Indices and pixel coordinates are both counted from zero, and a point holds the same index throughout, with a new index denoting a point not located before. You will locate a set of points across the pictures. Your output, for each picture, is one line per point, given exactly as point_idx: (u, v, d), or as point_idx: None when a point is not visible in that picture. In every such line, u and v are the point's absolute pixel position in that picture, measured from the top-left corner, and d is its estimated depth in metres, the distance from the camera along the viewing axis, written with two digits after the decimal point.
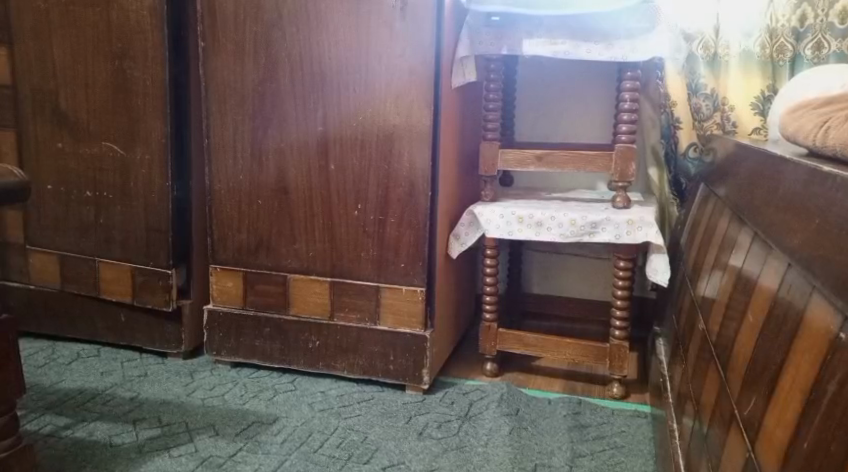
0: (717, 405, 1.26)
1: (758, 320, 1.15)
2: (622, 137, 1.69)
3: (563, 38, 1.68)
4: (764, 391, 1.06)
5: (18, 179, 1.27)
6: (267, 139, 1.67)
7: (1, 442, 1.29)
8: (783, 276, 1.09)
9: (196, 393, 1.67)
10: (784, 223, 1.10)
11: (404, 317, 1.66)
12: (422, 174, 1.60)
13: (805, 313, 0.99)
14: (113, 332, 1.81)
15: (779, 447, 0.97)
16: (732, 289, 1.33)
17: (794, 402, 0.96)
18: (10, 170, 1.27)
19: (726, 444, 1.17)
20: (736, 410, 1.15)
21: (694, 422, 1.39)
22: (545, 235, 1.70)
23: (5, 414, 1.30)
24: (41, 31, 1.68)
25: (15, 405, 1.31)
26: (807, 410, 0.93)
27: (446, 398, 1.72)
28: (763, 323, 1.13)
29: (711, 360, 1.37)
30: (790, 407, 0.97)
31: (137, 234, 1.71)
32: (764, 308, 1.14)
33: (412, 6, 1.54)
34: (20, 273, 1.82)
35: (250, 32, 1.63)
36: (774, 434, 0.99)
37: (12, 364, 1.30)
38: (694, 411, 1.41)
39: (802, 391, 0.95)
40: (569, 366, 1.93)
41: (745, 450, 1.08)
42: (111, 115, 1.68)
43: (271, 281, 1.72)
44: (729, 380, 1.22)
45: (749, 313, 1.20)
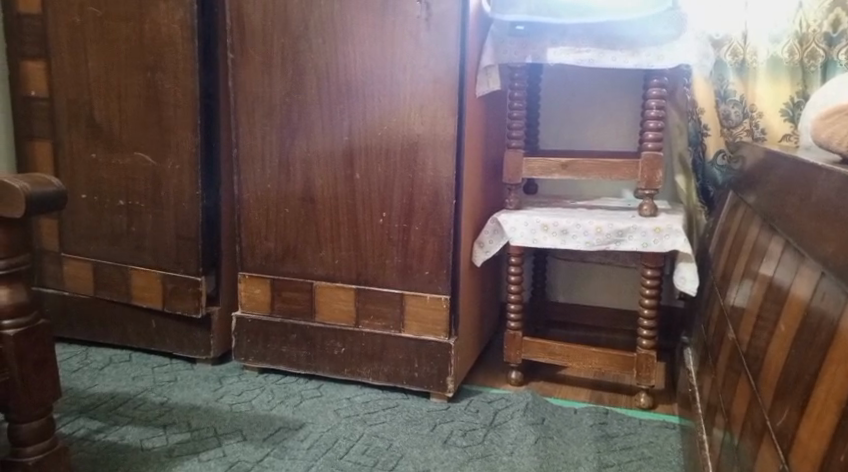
0: (749, 416, 1.25)
1: (790, 330, 1.14)
2: (648, 144, 1.68)
3: (588, 47, 1.68)
4: (797, 402, 1.04)
5: (56, 189, 1.31)
6: (295, 148, 1.69)
7: (38, 444, 1.34)
8: (815, 285, 1.08)
9: (224, 398, 1.69)
10: (816, 230, 1.09)
11: (428, 324, 1.67)
12: (446, 182, 1.61)
13: (839, 323, 0.97)
14: (144, 338, 1.84)
15: (814, 459, 0.95)
16: (763, 299, 1.31)
17: (830, 413, 0.95)
18: (49, 180, 1.32)
19: (758, 455, 1.15)
20: (769, 421, 1.13)
21: (724, 435, 1.37)
22: (570, 243, 1.70)
23: (43, 417, 1.34)
24: (78, 45, 1.73)
25: (50, 407, 1.36)
26: (844, 422, 0.91)
27: (470, 406, 1.72)
28: (796, 332, 1.11)
29: (741, 370, 1.35)
30: (826, 419, 0.95)
31: (167, 242, 1.75)
32: (796, 318, 1.12)
33: (437, 16, 1.56)
34: (55, 279, 1.87)
35: (278, 44, 1.66)
36: (809, 446, 0.97)
37: (49, 368, 1.35)
38: (724, 422, 1.39)
39: (837, 402, 0.94)
40: (595, 375, 1.92)
41: (778, 462, 1.06)
42: (143, 126, 1.72)
43: (298, 288, 1.74)
44: (760, 392, 1.20)
45: (781, 323, 1.18)
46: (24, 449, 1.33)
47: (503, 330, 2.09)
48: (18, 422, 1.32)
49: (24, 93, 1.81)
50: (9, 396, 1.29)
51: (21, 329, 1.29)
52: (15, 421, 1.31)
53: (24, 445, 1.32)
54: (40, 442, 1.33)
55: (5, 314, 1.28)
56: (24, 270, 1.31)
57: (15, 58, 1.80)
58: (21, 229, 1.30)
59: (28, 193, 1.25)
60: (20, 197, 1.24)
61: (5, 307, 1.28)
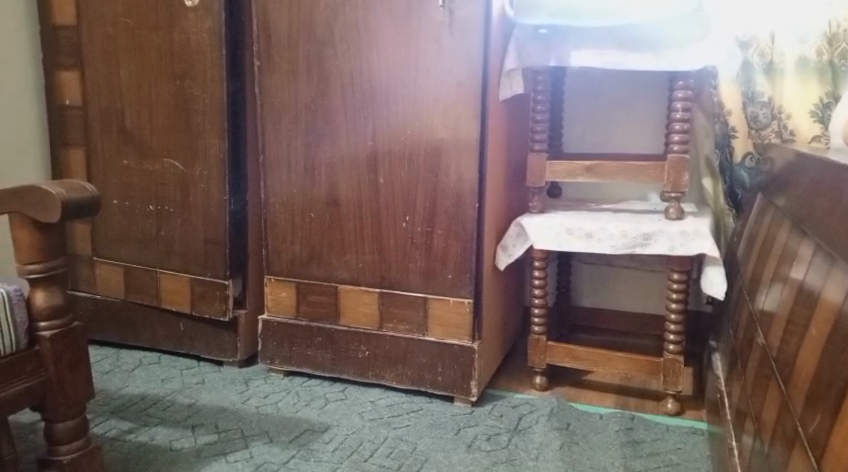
0: (779, 422, 1.23)
1: (821, 334, 1.12)
2: (674, 147, 1.68)
3: (611, 50, 1.68)
4: (829, 408, 1.02)
5: (89, 195, 1.33)
6: (320, 153, 1.71)
7: (73, 442, 1.38)
8: None
9: (251, 401, 1.72)
10: None
11: (452, 328, 1.68)
12: (470, 186, 1.62)
13: None
14: (173, 341, 1.88)
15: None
16: (794, 303, 1.29)
17: None
18: (83, 186, 1.34)
19: (788, 462, 1.13)
20: (800, 427, 1.11)
21: (754, 441, 1.35)
22: (596, 247, 1.69)
23: (77, 417, 1.38)
24: (110, 54, 1.78)
25: (84, 407, 1.39)
26: None
27: (495, 411, 1.72)
28: (827, 337, 1.09)
29: (771, 376, 1.32)
30: None
31: (196, 247, 1.78)
32: (827, 322, 1.10)
33: (460, 20, 1.57)
34: (88, 283, 1.91)
35: (303, 51, 1.68)
36: (842, 453, 0.95)
37: (83, 369, 1.38)
38: (754, 429, 1.37)
39: None
40: (621, 381, 1.90)
41: (810, 469, 1.04)
42: (172, 133, 1.76)
43: (323, 292, 1.76)
44: (791, 396, 1.18)
45: (812, 327, 1.16)
46: (58, 447, 1.36)
47: (527, 334, 2.08)
48: (53, 421, 1.35)
49: (60, 101, 1.86)
50: (45, 395, 1.33)
51: (56, 330, 1.33)
52: (51, 419, 1.35)
53: (59, 443, 1.36)
54: (75, 440, 1.37)
55: (42, 316, 1.32)
56: (60, 274, 1.35)
57: (50, 68, 1.85)
58: (58, 233, 1.34)
59: (63, 198, 1.28)
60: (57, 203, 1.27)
61: (41, 308, 1.32)
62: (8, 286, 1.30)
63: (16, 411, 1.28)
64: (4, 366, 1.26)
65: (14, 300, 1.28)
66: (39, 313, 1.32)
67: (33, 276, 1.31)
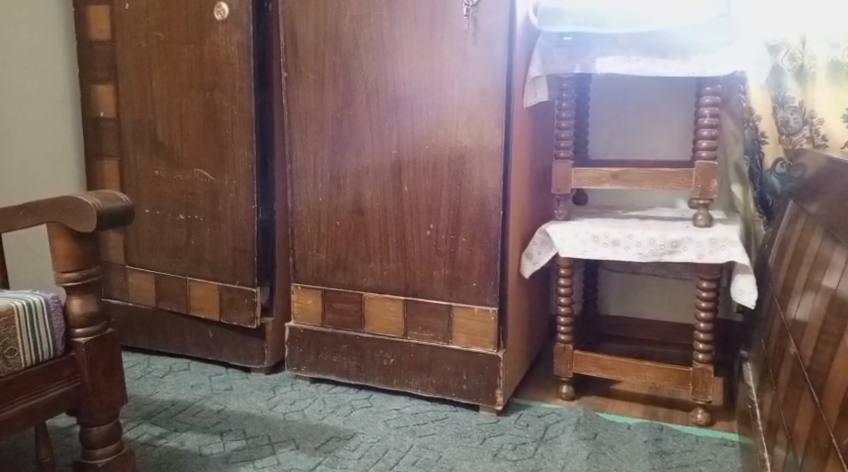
0: (813, 434, 1.20)
1: None
2: (702, 153, 1.66)
3: (637, 56, 1.67)
4: None
5: (123, 205, 1.37)
6: (345, 163, 1.73)
7: (106, 447, 1.40)
8: None
9: (278, 407, 1.73)
10: None
11: (477, 337, 1.68)
12: (494, 194, 1.62)
13: None
14: (202, 348, 1.91)
15: None
16: (827, 312, 1.26)
17: None
18: (117, 196, 1.38)
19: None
20: (835, 439, 1.09)
21: (787, 453, 1.32)
22: (623, 255, 1.67)
23: (110, 422, 1.41)
24: (142, 67, 1.82)
25: (118, 413, 1.42)
26: None
27: (520, 420, 1.71)
28: None
29: (804, 386, 1.29)
30: None
31: (225, 255, 1.81)
32: None
33: (484, 29, 1.57)
34: (121, 290, 1.96)
35: (329, 61, 1.70)
36: None
37: (116, 375, 1.41)
38: (786, 440, 1.34)
39: None
40: (649, 390, 1.88)
41: None
42: (201, 143, 1.79)
43: (348, 299, 1.77)
44: (825, 407, 1.15)
45: None
46: (93, 452, 1.39)
47: (553, 343, 2.06)
48: (88, 426, 1.38)
49: (94, 113, 1.91)
50: (80, 400, 1.37)
51: (91, 336, 1.37)
52: (86, 424, 1.38)
53: (93, 447, 1.39)
54: (108, 445, 1.40)
55: (78, 323, 1.36)
56: (94, 282, 1.38)
57: (86, 81, 1.90)
58: (94, 243, 1.38)
59: (99, 208, 1.32)
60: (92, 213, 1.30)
61: (77, 316, 1.36)
62: (46, 294, 1.35)
63: (52, 415, 1.32)
64: (41, 370, 1.31)
65: (51, 307, 1.32)
66: (74, 320, 1.36)
67: (69, 283, 1.35)
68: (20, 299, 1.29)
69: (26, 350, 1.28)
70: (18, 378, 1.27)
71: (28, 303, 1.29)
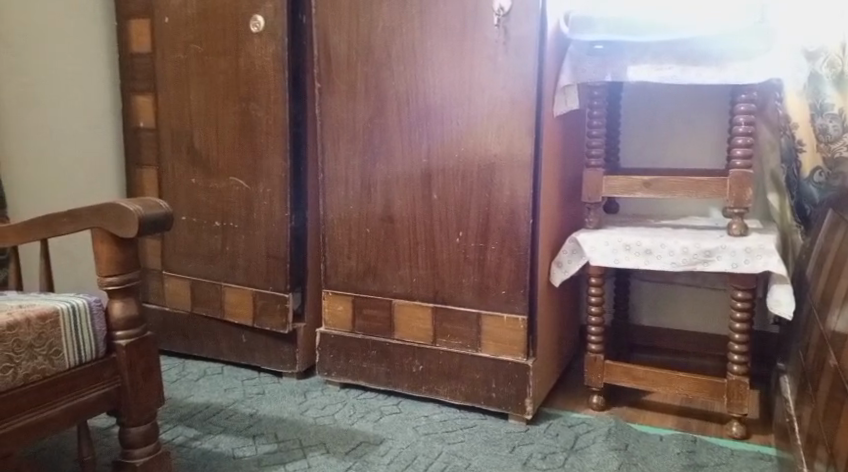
0: None
1: None
2: (737, 162, 1.64)
3: (669, 64, 1.66)
4: None
5: (163, 211, 1.40)
6: (376, 171, 1.75)
7: (143, 447, 1.44)
8: None
9: (309, 412, 1.76)
10: None
11: (506, 345, 1.68)
12: (524, 202, 1.62)
13: None
14: (235, 352, 1.94)
15: None
16: None
17: None
18: (158, 203, 1.41)
19: None
20: None
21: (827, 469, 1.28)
22: (655, 264, 1.66)
23: (147, 422, 1.44)
24: (181, 79, 1.87)
25: (155, 415, 1.45)
26: None
27: (550, 430, 1.70)
28: None
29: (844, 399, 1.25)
30: None
31: (258, 261, 1.85)
32: None
33: (515, 39, 1.58)
34: (158, 295, 2.01)
35: (361, 72, 1.72)
36: None
37: (156, 376, 1.46)
38: (826, 456, 1.30)
39: None
40: (682, 402, 1.85)
41: None
42: (237, 152, 1.83)
43: (378, 306, 1.79)
44: None
45: None
46: (131, 451, 1.42)
47: (583, 353, 2.04)
48: (126, 426, 1.42)
49: (134, 124, 1.97)
50: (119, 401, 1.41)
51: (131, 339, 1.41)
52: (124, 424, 1.42)
53: (132, 447, 1.42)
54: (145, 445, 1.43)
55: (119, 326, 1.41)
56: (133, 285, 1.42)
57: (127, 92, 1.96)
58: (135, 247, 1.41)
59: (140, 214, 1.35)
60: (134, 219, 1.34)
61: (118, 319, 1.40)
62: (89, 297, 1.40)
63: (92, 415, 1.37)
64: (84, 371, 1.36)
65: (93, 310, 1.38)
66: (116, 323, 1.40)
67: (111, 287, 1.39)
68: (64, 302, 1.35)
69: (69, 351, 1.33)
70: (64, 377, 1.33)
71: (72, 306, 1.35)
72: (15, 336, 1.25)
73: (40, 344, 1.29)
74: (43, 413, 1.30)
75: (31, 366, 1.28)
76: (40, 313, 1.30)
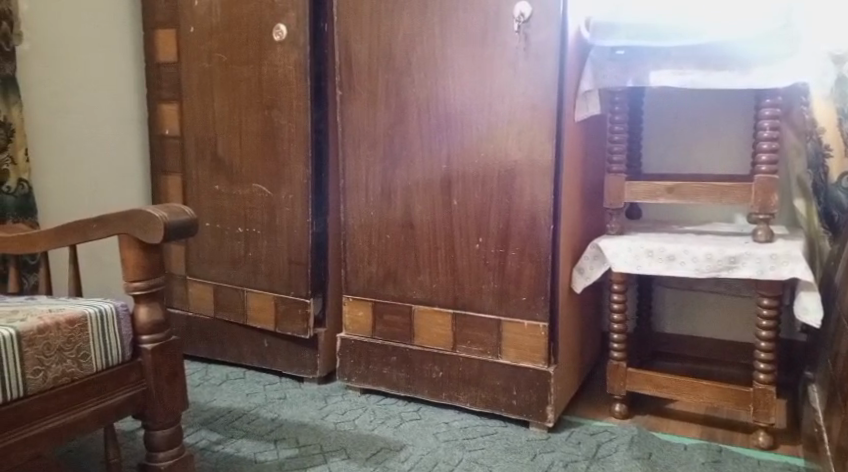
0: None
1: None
2: (762, 167, 1.61)
3: (692, 69, 1.64)
4: None
5: (187, 216, 1.40)
6: (396, 177, 1.75)
7: (167, 451, 1.43)
8: None
9: (330, 417, 1.76)
10: None
11: (526, 351, 1.67)
12: (544, 207, 1.62)
13: None
14: (257, 357, 1.96)
15: None
16: None
17: None
18: (183, 208, 1.41)
19: None
20: None
21: None
22: (678, 270, 1.64)
23: (173, 425, 1.45)
24: (205, 87, 1.90)
25: (180, 418, 1.46)
26: None
27: (572, 438, 1.68)
28: None
29: None
30: None
31: (280, 267, 1.86)
32: None
33: (535, 46, 1.58)
34: (181, 300, 2.04)
35: (382, 79, 1.74)
36: None
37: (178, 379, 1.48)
38: None
39: None
40: (707, 411, 1.82)
41: None
42: (260, 159, 1.85)
43: (398, 312, 1.79)
44: None
45: None
46: (156, 454, 1.42)
47: (606, 360, 2.02)
48: (152, 429, 1.43)
49: (160, 131, 2.00)
50: (145, 405, 1.42)
51: (157, 343, 1.42)
52: (150, 427, 1.42)
53: (156, 450, 1.42)
54: (170, 448, 1.43)
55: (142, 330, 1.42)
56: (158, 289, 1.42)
57: (153, 101, 2.00)
58: (161, 253, 1.41)
59: (166, 221, 1.35)
60: (160, 226, 1.34)
61: (144, 324, 1.41)
62: (116, 302, 1.41)
63: (118, 417, 1.38)
64: (111, 374, 1.37)
65: (120, 315, 1.39)
66: (141, 328, 1.41)
67: (138, 292, 1.40)
68: (92, 307, 1.37)
69: (97, 354, 1.35)
70: (91, 381, 1.34)
71: (100, 310, 1.36)
72: (45, 339, 1.28)
73: (69, 347, 1.31)
74: (69, 416, 1.32)
75: (60, 369, 1.30)
76: (69, 317, 1.32)
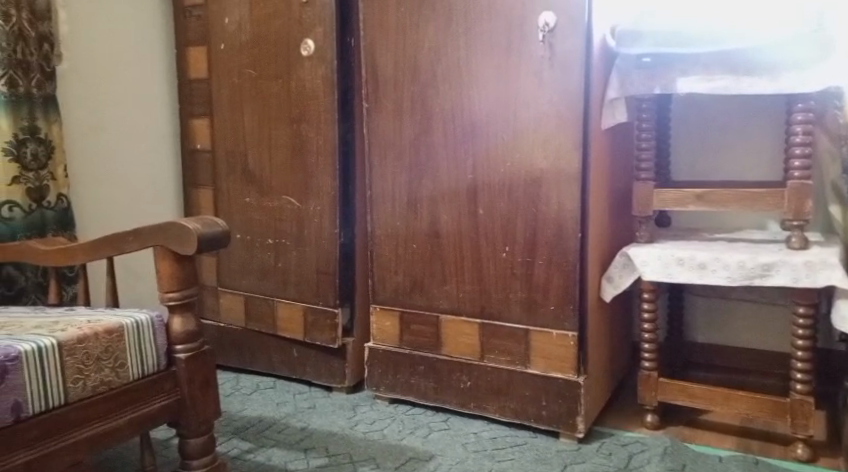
0: None
1: None
2: (794, 173, 1.58)
3: (721, 75, 1.62)
4: None
5: (220, 229, 1.40)
6: (423, 187, 1.76)
7: (201, 458, 1.43)
8: None
9: (359, 426, 1.77)
10: None
11: (555, 361, 1.66)
12: (571, 215, 1.61)
13: None
14: (287, 367, 1.98)
15: None
16: None
17: None
18: (216, 220, 1.41)
19: None
20: None
21: None
22: (710, 278, 1.61)
23: (207, 433, 1.44)
24: (236, 102, 1.94)
25: (213, 426, 1.46)
26: None
27: (603, 449, 1.65)
28: None
29: None
30: None
31: (309, 277, 1.89)
32: None
33: (561, 55, 1.58)
34: (213, 311, 2.07)
35: (407, 91, 1.75)
36: None
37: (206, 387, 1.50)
38: None
39: None
40: (742, 422, 1.78)
41: None
42: (289, 172, 1.88)
43: (426, 322, 1.79)
44: None
45: None
46: (189, 462, 1.42)
47: (637, 370, 1.99)
48: (187, 437, 1.42)
49: (192, 146, 2.05)
50: (180, 413, 1.42)
51: (191, 352, 1.43)
52: (184, 435, 1.42)
53: (190, 458, 1.42)
54: (203, 456, 1.42)
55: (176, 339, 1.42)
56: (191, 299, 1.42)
57: (186, 117, 2.05)
58: (194, 264, 1.41)
59: (199, 232, 1.35)
60: (193, 237, 1.34)
61: (177, 333, 1.42)
62: (152, 313, 1.42)
63: (154, 425, 1.39)
64: (147, 383, 1.38)
65: (156, 325, 1.40)
66: (176, 337, 1.41)
67: (172, 302, 1.40)
68: (129, 318, 1.38)
69: (134, 363, 1.36)
70: (128, 390, 1.35)
71: (136, 321, 1.38)
72: (84, 349, 1.29)
73: (106, 357, 1.32)
74: (105, 425, 1.32)
75: (98, 378, 1.31)
76: (106, 327, 1.33)
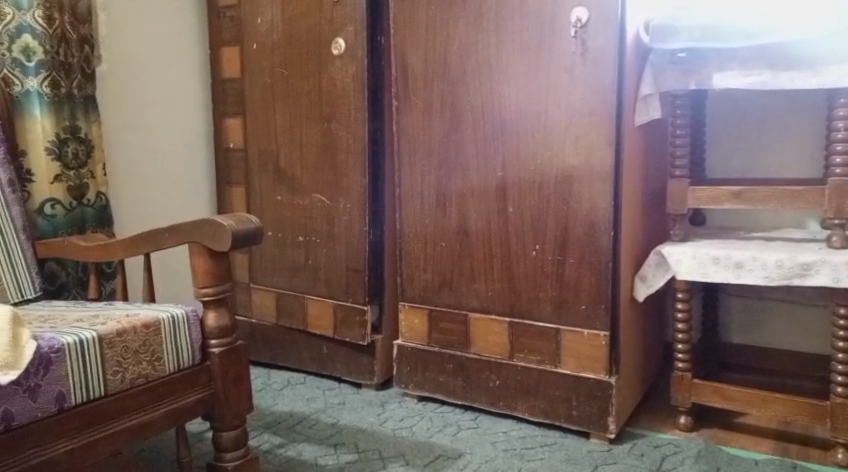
0: None
1: None
2: (836, 170, 1.52)
3: (758, 70, 1.57)
4: None
5: (254, 226, 1.40)
6: (452, 185, 1.76)
7: (232, 453, 1.45)
8: None
9: (387, 423, 1.77)
10: None
11: (587, 361, 1.64)
12: (603, 213, 1.58)
13: None
14: (317, 363, 2.00)
15: None
16: None
17: None
18: (249, 217, 1.42)
19: None
20: None
21: None
22: (747, 278, 1.56)
23: (241, 426, 1.46)
24: (268, 101, 1.96)
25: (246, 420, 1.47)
26: None
27: (635, 450, 1.63)
28: None
29: None
30: None
31: (339, 274, 1.90)
32: None
33: (593, 50, 1.55)
34: (245, 307, 2.10)
35: (437, 89, 1.75)
36: None
37: None
38: None
39: None
40: (780, 425, 1.74)
41: None
42: (319, 170, 1.90)
43: (455, 320, 1.79)
44: None
45: None
46: (223, 455, 1.44)
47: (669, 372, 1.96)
48: (220, 430, 1.44)
49: (226, 144, 2.08)
50: (214, 406, 1.43)
51: (224, 347, 1.43)
52: (218, 428, 1.43)
53: (224, 450, 1.44)
54: (233, 451, 1.44)
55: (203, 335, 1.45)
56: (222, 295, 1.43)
57: (219, 116, 2.08)
58: (229, 260, 1.43)
59: (234, 230, 1.36)
60: (228, 234, 1.35)
61: (212, 327, 1.42)
62: (188, 307, 1.42)
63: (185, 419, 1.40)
64: (183, 377, 1.39)
65: (191, 320, 1.40)
66: (210, 332, 1.42)
67: (206, 298, 1.41)
68: (165, 311, 1.38)
69: (170, 357, 1.36)
70: (165, 383, 1.36)
71: (173, 315, 1.38)
72: (124, 342, 1.30)
73: (145, 351, 1.33)
74: (142, 417, 1.33)
75: (136, 371, 1.32)
76: (145, 321, 1.33)
